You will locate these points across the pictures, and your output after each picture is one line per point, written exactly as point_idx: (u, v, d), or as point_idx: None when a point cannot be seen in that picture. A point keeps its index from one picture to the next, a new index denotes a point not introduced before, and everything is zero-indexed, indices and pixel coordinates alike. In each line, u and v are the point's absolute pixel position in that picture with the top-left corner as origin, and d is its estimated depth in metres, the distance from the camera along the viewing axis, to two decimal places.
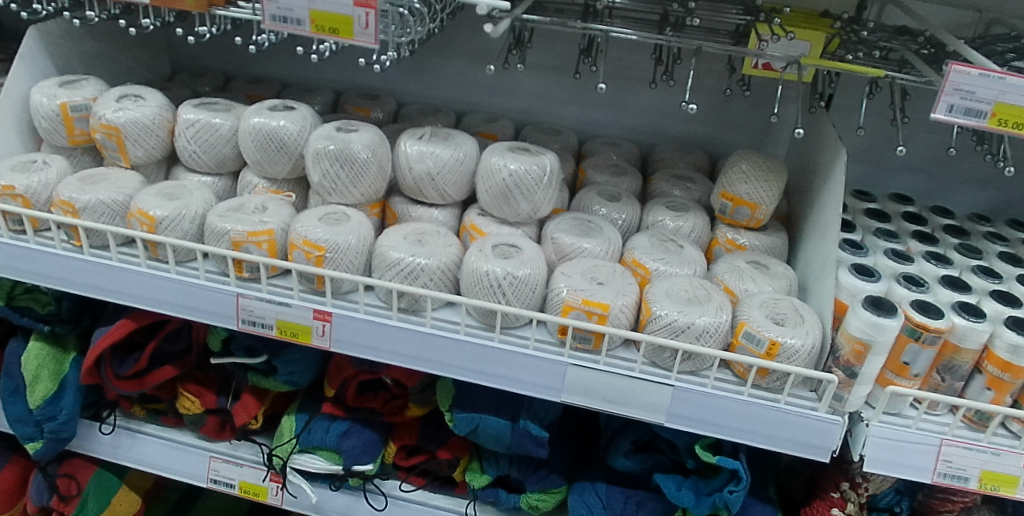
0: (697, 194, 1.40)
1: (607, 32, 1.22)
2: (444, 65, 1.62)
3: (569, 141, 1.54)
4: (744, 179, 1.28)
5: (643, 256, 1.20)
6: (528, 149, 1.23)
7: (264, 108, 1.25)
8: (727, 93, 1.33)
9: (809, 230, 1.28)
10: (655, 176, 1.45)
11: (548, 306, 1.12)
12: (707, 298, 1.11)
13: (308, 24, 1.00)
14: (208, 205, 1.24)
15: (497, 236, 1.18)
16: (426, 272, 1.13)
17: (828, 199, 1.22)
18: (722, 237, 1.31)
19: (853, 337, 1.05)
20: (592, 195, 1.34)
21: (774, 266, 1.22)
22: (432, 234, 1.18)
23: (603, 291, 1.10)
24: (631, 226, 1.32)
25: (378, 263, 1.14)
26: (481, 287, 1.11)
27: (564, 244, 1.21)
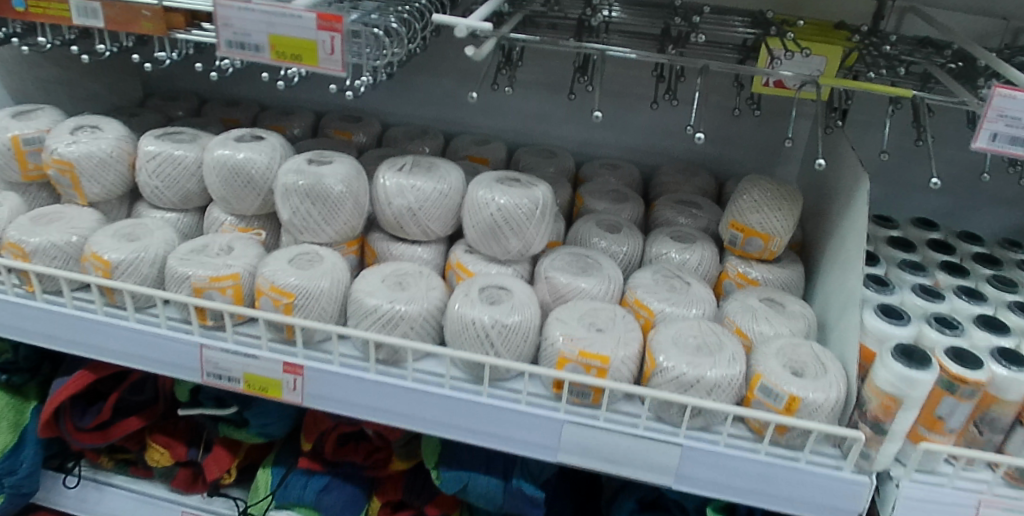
0: (704, 221, 1.29)
1: (604, 51, 1.10)
2: (430, 84, 1.51)
3: (565, 164, 1.44)
4: (755, 208, 1.16)
5: (646, 295, 1.09)
6: (518, 179, 1.12)
7: (230, 138, 1.15)
8: (735, 113, 1.22)
9: (828, 264, 1.17)
10: (658, 202, 1.35)
11: (542, 356, 1.02)
12: (718, 347, 1.00)
13: (268, 50, 0.89)
14: (170, 246, 1.14)
15: (484, 278, 1.07)
16: (406, 320, 1.02)
17: (849, 230, 1.11)
18: (733, 270, 1.19)
19: (882, 391, 0.93)
20: (590, 225, 1.24)
21: (790, 305, 1.11)
22: (414, 276, 1.07)
23: (601, 340, 0.99)
24: (633, 259, 1.21)
25: (353, 309, 1.04)
26: (468, 337, 1.00)
27: (559, 284, 1.10)
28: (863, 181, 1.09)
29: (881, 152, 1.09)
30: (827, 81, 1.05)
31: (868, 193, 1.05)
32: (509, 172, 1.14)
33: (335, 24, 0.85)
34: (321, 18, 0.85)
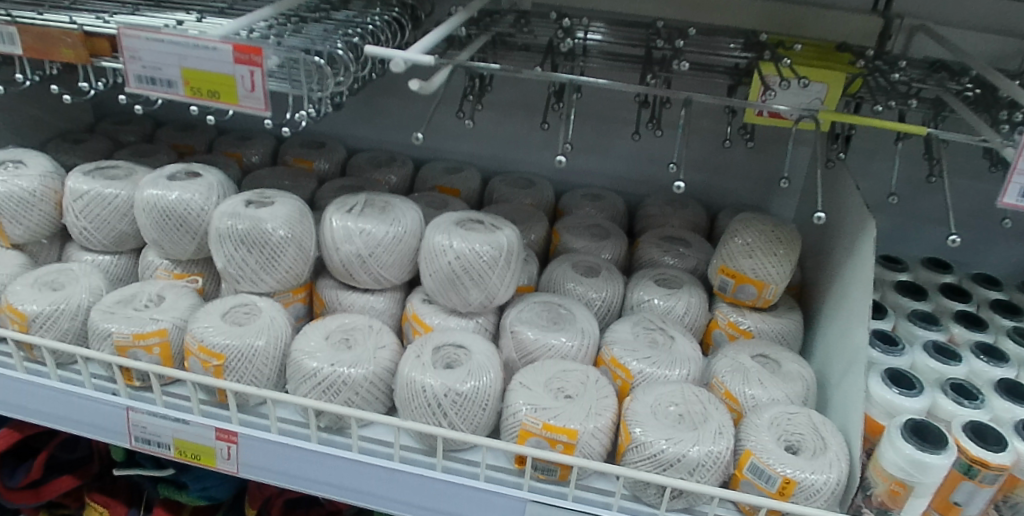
0: (692, 262, 1.18)
1: (575, 81, 0.99)
2: (398, 107, 1.40)
3: (543, 195, 1.33)
4: (747, 252, 1.04)
5: (623, 353, 0.97)
6: (481, 222, 1.00)
7: (163, 175, 1.04)
8: (726, 144, 1.10)
9: (830, 315, 1.05)
10: (642, 238, 1.23)
11: (504, 428, 0.90)
12: (703, 419, 0.88)
13: (182, 86, 0.78)
14: (96, 293, 1.02)
15: (441, 334, 0.95)
16: (350, 385, 0.91)
17: (853, 280, 0.99)
18: (722, 319, 1.08)
19: (889, 476, 0.83)
20: (565, 268, 1.12)
21: (785, 364, 0.99)
22: (363, 331, 0.96)
23: (568, 409, 0.87)
24: (612, 306, 1.10)
25: (293, 371, 0.92)
26: (418, 407, 0.89)
27: (526, 340, 0.98)
28: (867, 225, 0.97)
29: (889, 193, 0.96)
30: (827, 115, 0.93)
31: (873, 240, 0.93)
32: (472, 214, 1.02)
33: (254, 57, 0.74)
34: (237, 50, 0.74)
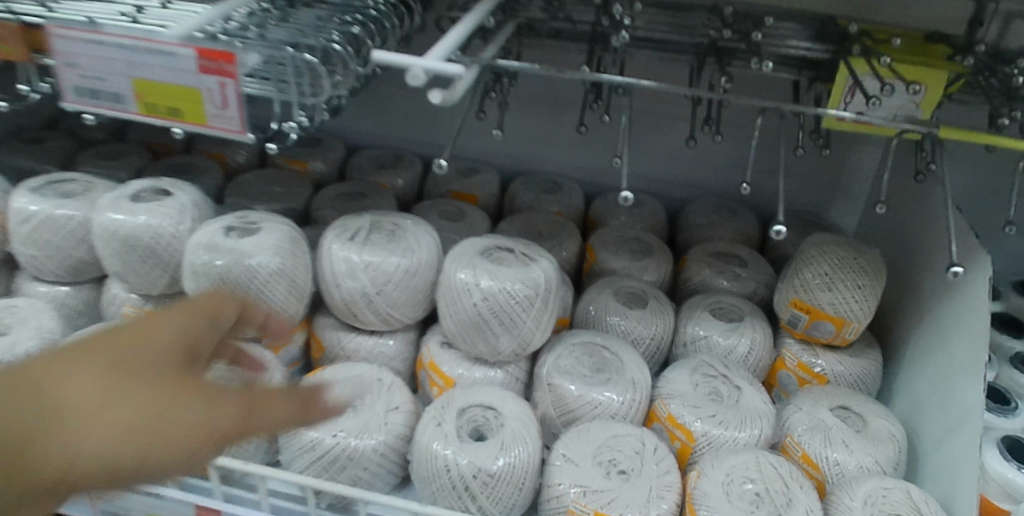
0: (749, 285, 1.01)
1: (625, 82, 0.81)
2: (405, 99, 1.21)
3: (571, 201, 1.16)
4: (826, 284, 0.87)
5: (682, 411, 0.82)
6: (510, 251, 0.83)
7: (126, 194, 0.86)
8: (797, 152, 0.92)
9: (917, 356, 0.88)
10: (689, 255, 1.07)
11: (544, 510, 0.75)
12: (788, 502, 0.73)
13: (133, 101, 0.60)
14: (47, 338, 0.85)
15: (465, 391, 0.80)
16: (357, 458, 0.75)
17: (952, 321, 0.82)
18: (791, 360, 0.92)
19: None
20: (605, 296, 0.95)
21: (871, 421, 0.83)
22: (371, 387, 0.80)
23: (625, 492, 0.72)
24: (661, 343, 0.94)
25: (286, 440, 0.77)
26: (439, 488, 0.73)
27: (566, 395, 0.82)
28: (975, 257, 0.79)
29: (1008, 221, 0.79)
30: (951, 131, 0.75)
31: (988, 279, 0.76)
32: (500, 240, 0.85)
33: (224, 64, 0.56)
34: (201, 56, 0.56)
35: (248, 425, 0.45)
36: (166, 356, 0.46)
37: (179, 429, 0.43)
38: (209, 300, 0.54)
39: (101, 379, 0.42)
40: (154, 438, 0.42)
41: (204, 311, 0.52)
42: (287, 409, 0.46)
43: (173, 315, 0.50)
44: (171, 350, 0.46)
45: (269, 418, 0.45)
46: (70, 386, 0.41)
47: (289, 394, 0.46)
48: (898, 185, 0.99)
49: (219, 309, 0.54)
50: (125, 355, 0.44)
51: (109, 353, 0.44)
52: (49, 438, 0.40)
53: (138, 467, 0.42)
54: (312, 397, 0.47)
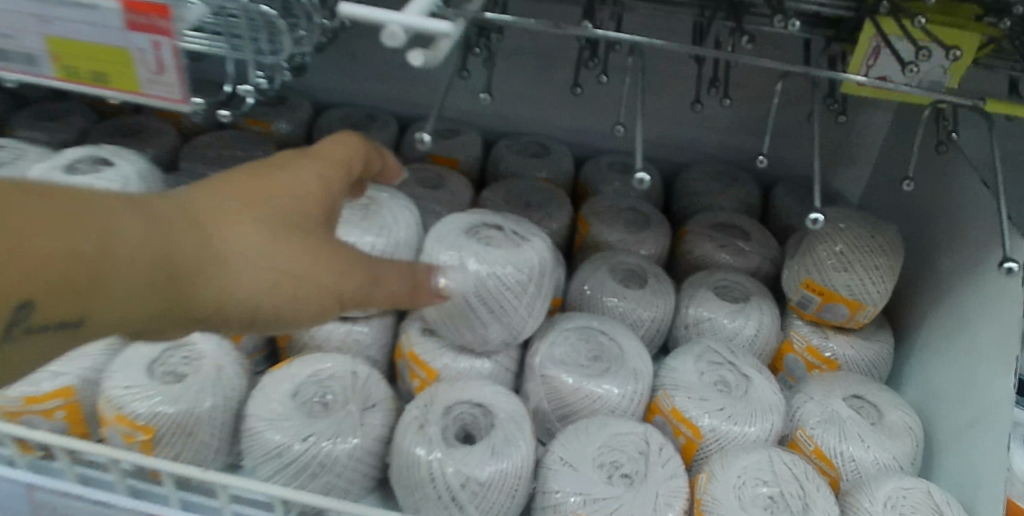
0: (753, 260, 0.94)
1: (629, 39, 0.71)
2: (377, 52, 1.10)
3: (560, 166, 1.07)
4: (842, 264, 0.80)
5: (688, 404, 0.75)
6: (498, 229, 0.74)
7: (59, 164, 0.76)
8: (813, 118, 0.84)
9: (935, 340, 0.81)
10: (689, 227, 0.99)
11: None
12: (804, 507, 0.67)
13: (48, 64, 0.51)
14: None
15: (450, 387, 0.72)
16: (329, 465, 0.67)
17: (978, 306, 0.75)
18: (799, 343, 0.85)
19: None
20: (600, 274, 0.87)
21: (888, 412, 0.77)
22: (344, 383, 0.72)
23: (630, 499, 0.65)
24: (661, 325, 0.86)
25: (249, 445, 0.68)
26: (423, 498, 0.66)
27: (561, 388, 0.75)
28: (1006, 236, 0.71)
29: None
30: (997, 106, 0.66)
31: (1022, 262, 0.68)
32: (487, 216, 0.75)
33: (157, 20, 0.47)
34: (128, 9, 0.46)
35: (365, 294, 0.49)
36: (293, 225, 0.47)
37: (309, 290, 0.46)
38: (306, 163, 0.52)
39: (258, 236, 0.45)
40: (299, 297, 0.46)
41: (328, 165, 0.53)
42: (399, 288, 0.50)
43: (310, 169, 0.51)
44: (308, 205, 0.49)
45: (390, 285, 0.50)
46: (239, 235, 0.45)
47: (405, 274, 0.50)
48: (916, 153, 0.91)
49: (345, 158, 0.56)
50: (287, 204, 0.47)
51: (264, 208, 0.46)
52: (215, 274, 0.44)
53: (270, 315, 0.46)
54: (421, 279, 0.51)
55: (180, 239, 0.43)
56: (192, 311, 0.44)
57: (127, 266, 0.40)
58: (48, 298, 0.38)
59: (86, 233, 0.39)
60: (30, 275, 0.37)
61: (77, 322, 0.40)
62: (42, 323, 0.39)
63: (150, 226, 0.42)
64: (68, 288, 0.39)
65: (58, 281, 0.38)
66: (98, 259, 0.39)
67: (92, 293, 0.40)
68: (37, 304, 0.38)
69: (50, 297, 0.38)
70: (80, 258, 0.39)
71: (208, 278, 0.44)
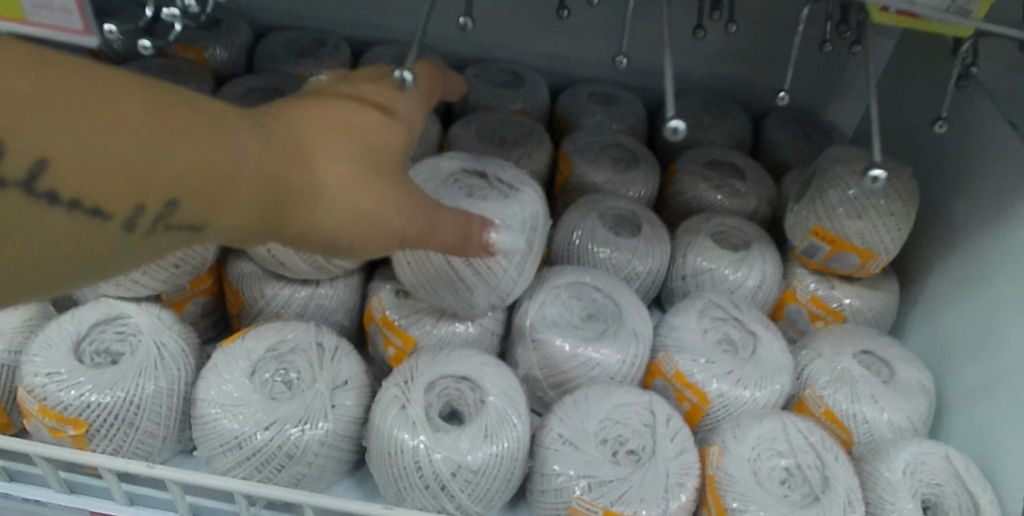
0: (751, 202, 0.87)
1: None
2: None
3: (536, 97, 0.96)
4: (857, 212, 0.73)
5: (693, 367, 0.68)
6: (482, 177, 0.64)
7: None
8: (826, 46, 0.75)
9: (948, 290, 0.76)
10: (679, 164, 0.90)
11: (538, 500, 0.62)
12: (825, 480, 0.61)
13: None
14: None
15: (431, 358, 0.63)
16: (299, 457, 0.58)
17: (999, 258, 0.70)
18: (803, 293, 0.79)
19: None
20: (590, 221, 0.79)
21: (902, 370, 0.72)
22: (308, 357, 0.62)
23: (638, 481, 0.59)
24: (655, 277, 0.79)
25: (202, 434, 0.59)
26: (408, 487, 0.58)
27: (555, 354, 0.67)
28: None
29: None
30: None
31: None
32: (466, 162, 0.65)
33: None
34: None
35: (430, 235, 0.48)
36: (380, 154, 0.45)
37: (389, 228, 0.45)
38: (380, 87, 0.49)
39: (363, 165, 0.43)
40: (375, 235, 0.44)
41: (414, 104, 0.52)
42: (454, 235, 0.50)
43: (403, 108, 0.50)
44: (393, 135, 0.46)
45: (449, 235, 0.49)
46: (348, 163, 0.42)
47: (461, 226, 0.50)
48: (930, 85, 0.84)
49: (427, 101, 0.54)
50: (388, 140, 0.46)
51: (361, 137, 0.44)
52: (308, 205, 0.41)
53: (349, 246, 0.45)
54: (474, 234, 0.51)
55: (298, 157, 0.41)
56: (284, 234, 0.42)
57: (254, 179, 0.38)
58: (183, 199, 0.36)
59: (224, 140, 0.37)
60: (171, 176, 0.35)
61: (199, 227, 0.38)
62: (167, 225, 0.37)
63: (274, 140, 0.40)
64: (199, 194, 0.37)
65: (193, 184, 0.36)
66: (232, 166, 0.37)
67: (219, 200, 0.38)
68: (169, 204, 0.36)
69: (185, 198, 0.37)
70: (217, 164, 0.37)
71: (314, 203, 0.42)
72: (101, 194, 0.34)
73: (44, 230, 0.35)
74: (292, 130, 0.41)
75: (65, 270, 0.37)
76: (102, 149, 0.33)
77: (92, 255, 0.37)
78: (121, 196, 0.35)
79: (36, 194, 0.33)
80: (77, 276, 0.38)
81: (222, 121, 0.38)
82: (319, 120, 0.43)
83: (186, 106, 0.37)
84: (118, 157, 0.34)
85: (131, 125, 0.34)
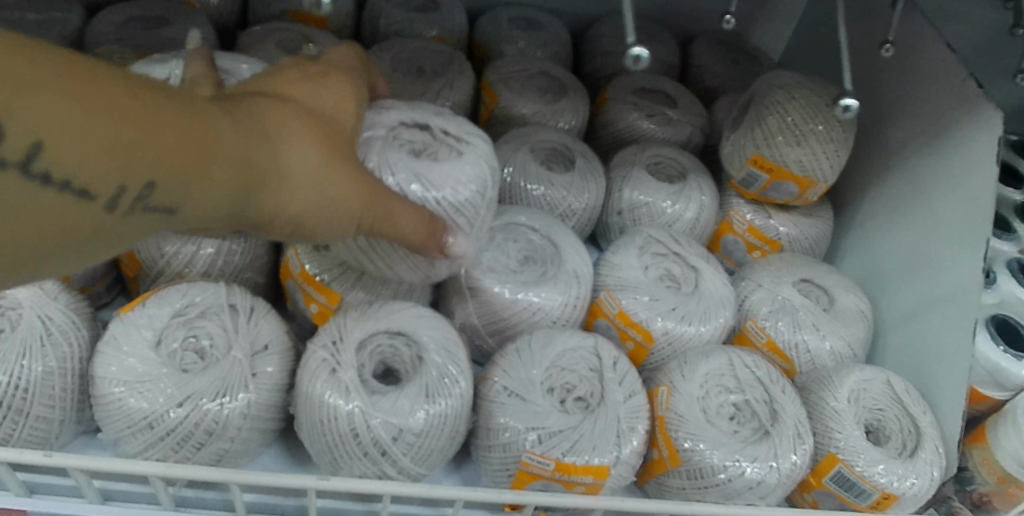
0: (684, 131, 0.84)
1: None
2: None
3: (453, 22, 0.89)
4: (797, 139, 0.71)
5: (637, 307, 0.66)
6: (423, 128, 0.51)
7: None
8: None
9: (884, 212, 0.78)
10: (610, 91, 0.86)
11: (483, 455, 0.59)
12: (775, 416, 0.61)
13: None
14: None
15: (360, 314, 0.57)
16: (219, 432, 0.53)
17: (938, 181, 0.71)
18: (740, 223, 0.78)
19: (1000, 471, 0.64)
20: (523, 156, 0.74)
21: (839, 297, 0.72)
22: (221, 321, 0.56)
23: (589, 429, 0.56)
24: (592, 213, 0.76)
25: (107, 415, 0.53)
26: (344, 456, 0.54)
27: (495, 302, 0.63)
28: (975, 110, 0.66)
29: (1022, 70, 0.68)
30: None
31: (1001, 141, 0.63)
32: (401, 110, 0.51)
33: None
34: None
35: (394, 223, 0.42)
36: (338, 138, 0.39)
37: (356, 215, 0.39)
38: (317, 69, 0.43)
39: (330, 148, 0.37)
40: (339, 222, 0.38)
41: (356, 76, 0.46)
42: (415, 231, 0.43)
43: (353, 84, 0.44)
44: (345, 119, 0.41)
45: (418, 230, 0.43)
46: (314, 146, 0.36)
47: (423, 223, 0.43)
48: (868, 8, 0.83)
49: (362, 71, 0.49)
50: (341, 126, 0.40)
51: (316, 120, 0.38)
52: (273, 191, 0.35)
53: (311, 235, 0.38)
54: (437, 230, 0.44)
55: (272, 135, 0.35)
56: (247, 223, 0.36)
57: (231, 162, 0.32)
58: (164, 182, 0.30)
59: (197, 120, 0.31)
60: (155, 157, 0.29)
61: (174, 213, 0.32)
62: (143, 213, 0.31)
63: (246, 119, 0.34)
64: (178, 179, 0.31)
65: (177, 164, 0.30)
66: (209, 149, 0.31)
67: (197, 184, 0.32)
68: (149, 188, 0.30)
69: (165, 183, 0.30)
70: (200, 140, 0.31)
71: (283, 188, 0.35)
72: (83, 173, 0.28)
73: (13, 219, 0.27)
74: (258, 108, 0.35)
75: (25, 269, 0.29)
76: (83, 123, 0.27)
77: (54, 254, 0.30)
78: (100, 178, 0.28)
79: (21, 173, 0.27)
80: (31, 279, 0.30)
81: (191, 101, 0.31)
82: (280, 101, 0.37)
83: (154, 81, 0.31)
84: (100, 132, 0.27)
85: (114, 100, 0.28)
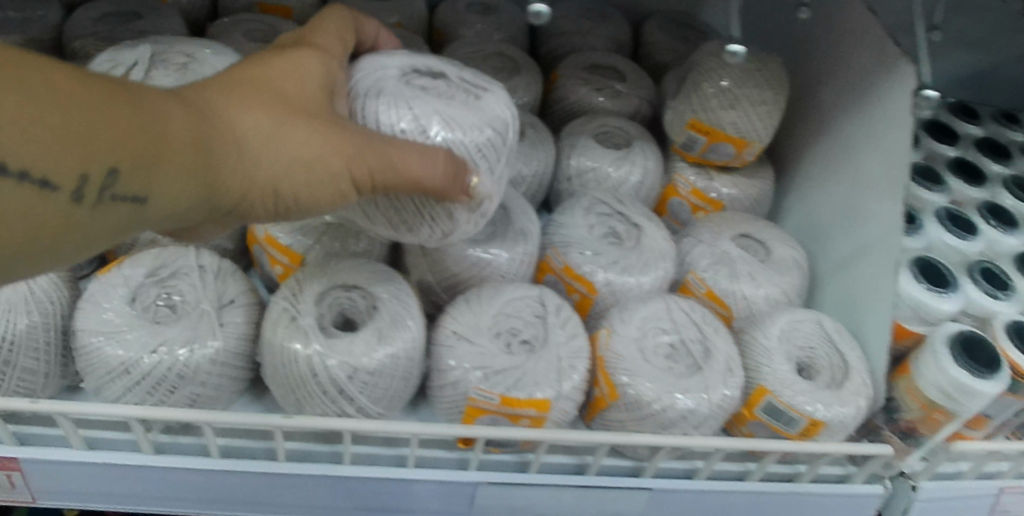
0: (633, 103, 0.89)
1: None
2: None
3: (413, 9, 0.95)
4: (729, 102, 0.76)
5: (581, 260, 0.71)
6: (438, 74, 0.52)
7: None
8: None
9: (819, 170, 0.83)
10: (562, 68, 0.91)
11: (437, 395, 0.64)
12: (708, 352, 0.65)
13: None
14: None
15: (318, 269, 0.63)
16: (189, 377, 0.58)
17: (863, 136, 0.75)
18: (684, 185, 0.83)
19: (924, 398, 0.67)
20: None
21: (775, 249, 0.77)
22: (190, 279, 0.61)
23: (531, 367, 0.61)
24: (543, 180, 0.81)
25: (86, 364, 0.58)
26: (305, 396, 0.59)
27: (447, 258, 0.68)
28: (891, 68, 0.71)
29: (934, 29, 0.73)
30: None
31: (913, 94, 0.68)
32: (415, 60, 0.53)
33: None
34: None
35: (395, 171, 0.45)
36: (303, 107, 0.44)
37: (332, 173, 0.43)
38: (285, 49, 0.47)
39: (289, 117, 0.42)
40: (315, 184, 0.43)
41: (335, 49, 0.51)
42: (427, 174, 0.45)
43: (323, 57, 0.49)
44: (315, 88, 0.45)
45: (426, 173, 0.45)
46: (270, 119, 0.42)
47: (433, 165, 0.45)
48: None
49: (346, 43, 0.53)
50: (307, 93, 0.45)
51: (276, 95, 0.43)
52: (236, 161, 0.41)
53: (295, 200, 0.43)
54: (454, 176, 0.46)
55: (226, 115, 0.40)
56: (225, 201, 0.42)
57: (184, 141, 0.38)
58: (125, 167, 0.36)
59: (144, 109, 0.37)
60: (109, 145, 0.35)
61: (143, 200, 0.38)
62: (112, 199, 0.37)
63: (201, 105, 0.40)
64: (135, 164, 0.37)
65: (131, 149, 0.36)
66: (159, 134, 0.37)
67: (157, 167, 0.38)
68: (112, 175, 0.36)
69: (125, 168, 0.36)
70: (150, 125, 0.37)
71: (244, 160, 0.41)
72: (44, 165, 0.34)
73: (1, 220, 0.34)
74: (215, 93, 0.41)
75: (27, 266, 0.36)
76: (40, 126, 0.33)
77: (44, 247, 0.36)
78: (63, 169, 0.34)
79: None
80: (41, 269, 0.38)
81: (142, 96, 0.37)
82: (241, 85, 0.43)
83: (107, 82, 0.37)
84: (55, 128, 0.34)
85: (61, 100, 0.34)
